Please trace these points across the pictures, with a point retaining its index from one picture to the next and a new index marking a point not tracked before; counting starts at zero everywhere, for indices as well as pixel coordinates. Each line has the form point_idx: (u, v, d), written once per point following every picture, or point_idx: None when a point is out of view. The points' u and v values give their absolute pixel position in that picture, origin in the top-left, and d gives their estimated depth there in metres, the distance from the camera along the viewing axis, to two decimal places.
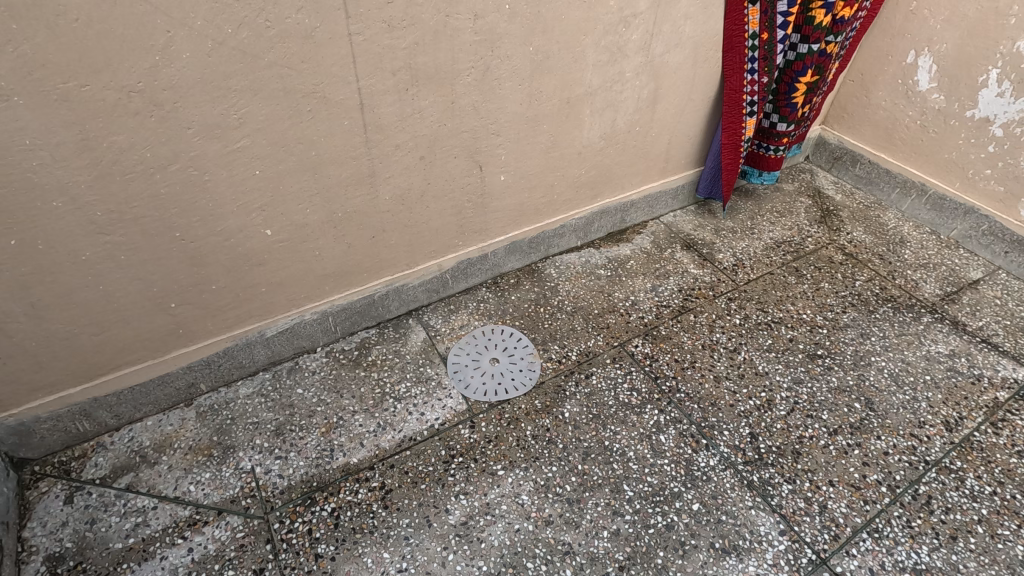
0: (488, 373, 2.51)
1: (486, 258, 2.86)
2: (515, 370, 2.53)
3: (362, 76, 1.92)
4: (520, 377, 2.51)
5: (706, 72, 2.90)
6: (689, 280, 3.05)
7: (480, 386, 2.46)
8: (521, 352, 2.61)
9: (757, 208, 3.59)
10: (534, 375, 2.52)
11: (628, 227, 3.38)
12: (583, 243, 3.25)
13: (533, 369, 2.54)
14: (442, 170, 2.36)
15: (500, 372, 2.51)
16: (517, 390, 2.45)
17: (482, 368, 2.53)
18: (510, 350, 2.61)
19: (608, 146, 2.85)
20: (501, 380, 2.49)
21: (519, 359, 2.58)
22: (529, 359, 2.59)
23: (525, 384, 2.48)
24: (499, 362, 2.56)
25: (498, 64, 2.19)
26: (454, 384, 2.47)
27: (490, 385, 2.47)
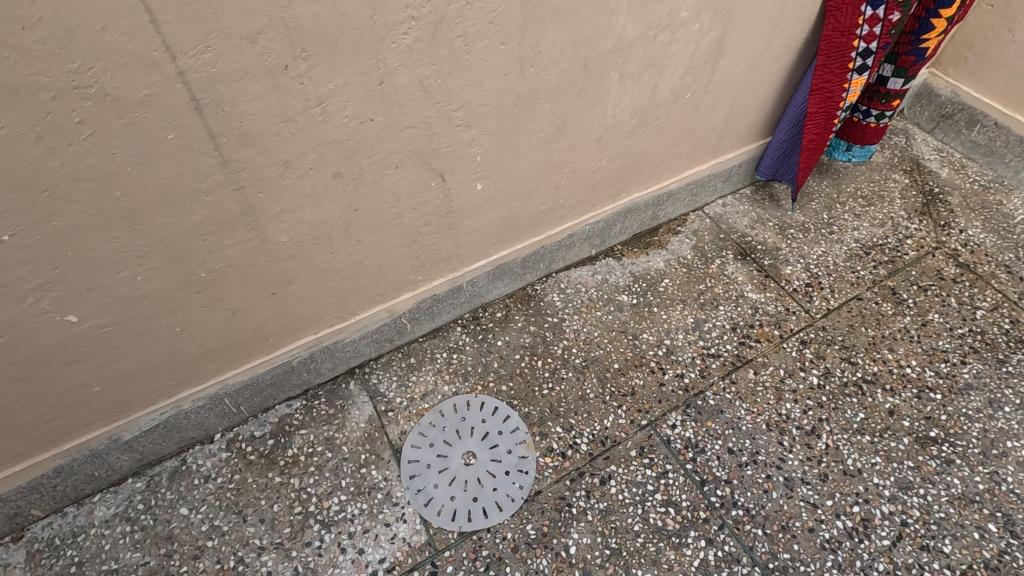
0: (460, 483, 1.74)
1: (461, 290, 2.01)
2: (500, 475, 1.76)
3: (183, 48, 0.98)
4: (506, 489, 1.74)
5: (799, 6, 1.87)
6: (746, 312, 2.20)
7: (449, 507, 1.70)
8: (508, 443, 1.82)
9: (835, 195, 2.64)
10: (527, 484, 1.75)
11: (660, 226, 2.47)
12: (599, 251, 2.36)
13: (526, 473, 1.77)
14: (377, 188, 1.45)
15: (478, 481, 1.74)
16: (502, 512, 1.69)
17: (452, 474, 1.76)
18: (493, 441, 1.83)
19: (642, 125, 1.89)
20: (479, 494, 1.72)
21: (506, 455, 1.80)
22: (520, 454, 1.81)
23: (513, 499, 1.72)
24: (477, 464, 1.78)
25: (459, 9, 1.22)
26: (409, 504, 1.70)
27: (463, 504, 1.70)
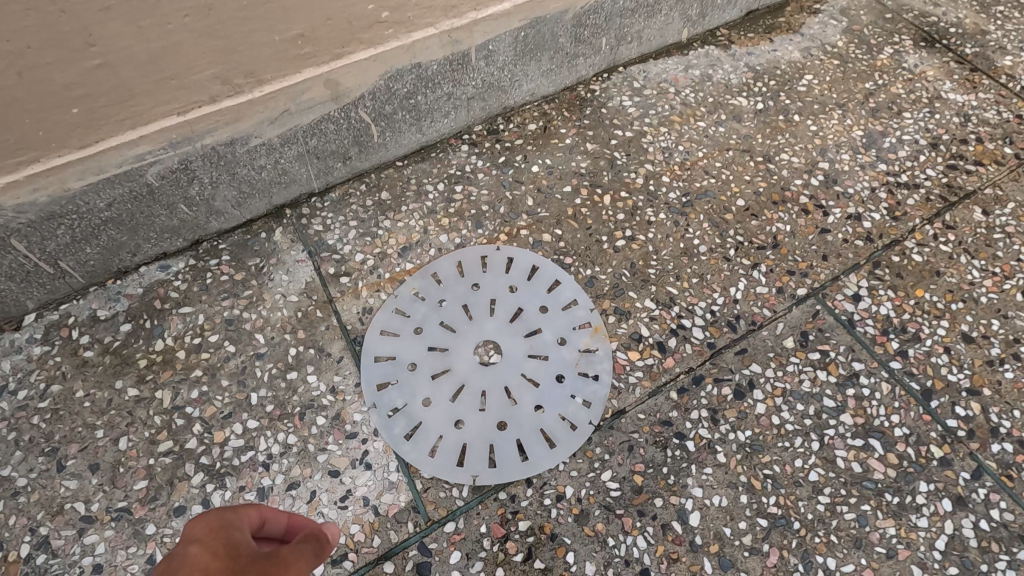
0: (473, 398, 0.93)
1: (466, 67, 1.13)
2: (548, 385, 0.94)
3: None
4: (561, 409, 0.92)
5: None
6: (951, 120, 1.30)
7: (453, 442, 0.89)
8: (561, 329, 0.99)
9: None
10: (599, 401, 0.93)
11: (787, 3, 1.53)
12: (693, 36, 1.44)
13: (596, 381, 0.95)
14: None
15: (506, 396, 0.93)
16: (555, 452, 0.89)
17: (457, 382, 0.94)
18: (532, 325, 1.00)
19: None
20: (510, 417, 0.91)
21: (557, 349, 0.97)
22: (584, 347, 0.98)
23: (574, 427, 0.91)
24: (505, 364, 0.96)
25: None
26: (377, 436, 0.90)
27: (481, 436, 0.90)
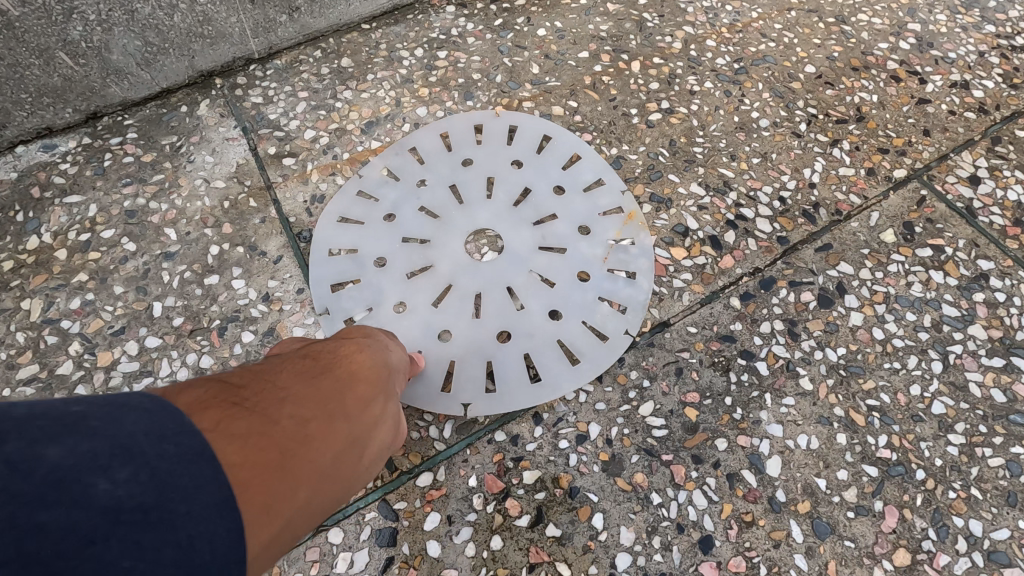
0: (463, 302, 0.68)
1: None
2: (567, 286, 0.69)
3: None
4: (586, 315, 0.67)
5: None
6: None
7: (436, 359, 0.64)
8: (582, 216, 0.74)
9: None
10: (637, 307, 0.68)
11: None
12: None
13: (632, 280, 0.70)
14: None
15: (510, 299, 0.68)
16: (578, 372, 0.64)
17: (442, 281, 0.69)
18: (544, 211, 0.74)
19: None
20: (515, 326, 0.66)
21: (578, 241, 0.72)
22: (614, 238, 0.72)
23: (603, 339, 0.66)
24: (507, 259, 0.71)
25: None
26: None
27: (475, 351, 0.65)
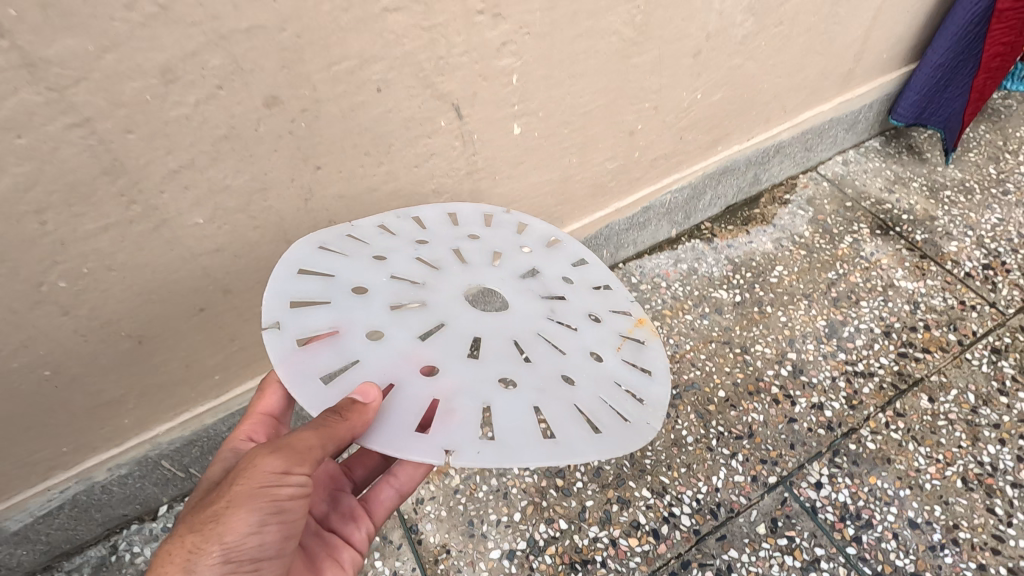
0: (456, 349, 0.79)
1: None
2: (576, 359, 0.85)
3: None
4: (595, 396, 0.81)
5: None
6: (903, 307, 1.55)
7: (416, 402, 0.72)
8: (590, 307, 0.96)
9: (998, 144, 1.95)
10: (655, 408, 0.83)
11: (761, 194, 1.83)
12: (680, 232, 1.73)
13: (649, 378, 0.88)
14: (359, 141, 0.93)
15: (510, 365, 0.80)
16: (576, 442, 0.74)
17: (434, 322, 0.82)
18: (553, 287, 0.97)
19: (752, 39, 1.29)
20: (518, 378, 0.78)
21: (590, 324, 0.92)
22: (627, 334, 0.94)
23: (626, 420, 0.79)
24: (519, 321, 0.88)
25: None
26: (283, 366, 0.71)
27: (466, 403, 0.73)
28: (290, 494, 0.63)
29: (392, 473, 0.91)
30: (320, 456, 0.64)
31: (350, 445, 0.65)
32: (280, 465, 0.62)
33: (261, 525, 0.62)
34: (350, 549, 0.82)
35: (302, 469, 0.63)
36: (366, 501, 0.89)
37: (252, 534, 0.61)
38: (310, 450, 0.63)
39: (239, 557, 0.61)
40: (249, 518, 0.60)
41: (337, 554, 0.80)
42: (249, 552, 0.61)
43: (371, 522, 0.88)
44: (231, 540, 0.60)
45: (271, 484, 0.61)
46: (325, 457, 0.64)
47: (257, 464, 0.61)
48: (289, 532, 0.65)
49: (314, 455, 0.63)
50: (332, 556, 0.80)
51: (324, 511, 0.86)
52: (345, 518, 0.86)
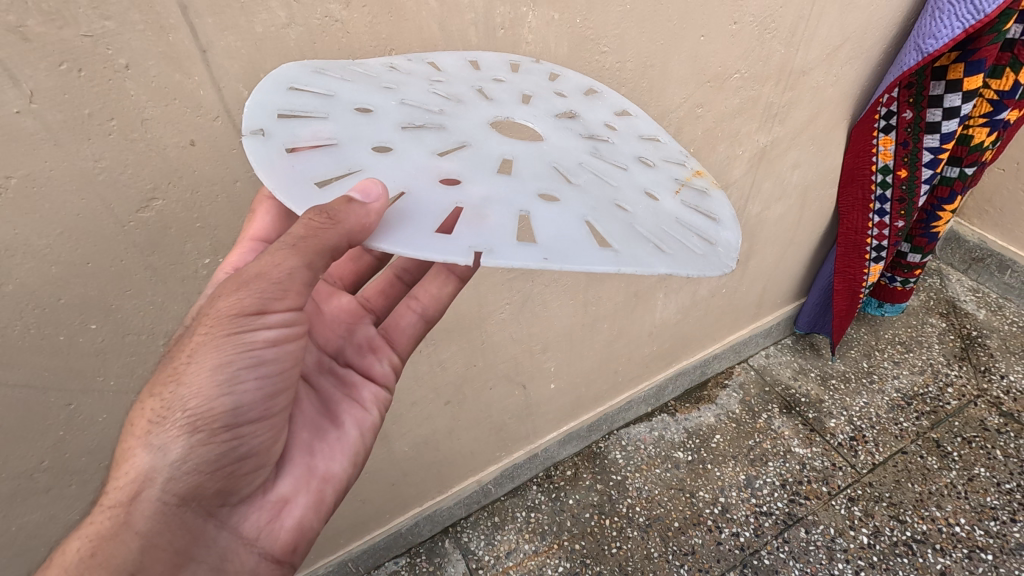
0: (487, 166, 0.78)
1: (536, 456, 2.30)
2: (625, 186, 0.81)
3: None
4: (653, 222, 0.76)
5: (814, 214, 2.23)
6: (796, 467, 2.38)
7: (438, 206, 0.69)
8: (635, 152, 0.92)
9: (874, 342, 2.86)
10: (727, 247, 0.77)
11: (709, 379, 2.77)
12: (654, 407, 2.66)
13: (715, 225, 0.82)
14: (478, 402, 1.85)
15: (545, 182, 0.77)
16: (636, 249, 0.68)
17: (456, 141, 0.81)
18: (593, 128, 0.94)
19: (686, 317, 2.24)
20: (562, 196, 0.75)
21: (640, 167, 0.89)
22: (681, 181, 0.90)
23: (691, 260, 0.70)
24: (556, 151, 0.85)
25: (541, 290, 1.63)
26: (267, 171, 0.68)
27: (498, 208, 0.71)
28: (262, 339, 0.77)
29: (415, 300, 1.18)
30: (296, 267, 0.71)
31: (333, 256, 0.70)
32: (248, 300, 0.73)
33: (229, 383, 0.77)
34: (373, 385, 1.14)
35: (277, 305, 0.74)
36: (388, 334, 1.19)
37: (225, 393, 0.78)
38: (288, 285, 0.73)
39: (213, 421, 0.77)
40: (210, 372, 0.76)
41: (357, 392, 1.11)
42: (244, 415, 0.81)
43: (392, 351, 1.19)
44: (201, 393, 0.76)
45: (248, 323, 0.74)
46: (305, 269, 0.72)
47: (221, 311, 0.74)
48: (272, 382, 0.83)
49: (291, 278, 0.73)
50: (351, 396, 1.10)
51: (343, 348, 1.14)
52: (365, 351, 1.16)
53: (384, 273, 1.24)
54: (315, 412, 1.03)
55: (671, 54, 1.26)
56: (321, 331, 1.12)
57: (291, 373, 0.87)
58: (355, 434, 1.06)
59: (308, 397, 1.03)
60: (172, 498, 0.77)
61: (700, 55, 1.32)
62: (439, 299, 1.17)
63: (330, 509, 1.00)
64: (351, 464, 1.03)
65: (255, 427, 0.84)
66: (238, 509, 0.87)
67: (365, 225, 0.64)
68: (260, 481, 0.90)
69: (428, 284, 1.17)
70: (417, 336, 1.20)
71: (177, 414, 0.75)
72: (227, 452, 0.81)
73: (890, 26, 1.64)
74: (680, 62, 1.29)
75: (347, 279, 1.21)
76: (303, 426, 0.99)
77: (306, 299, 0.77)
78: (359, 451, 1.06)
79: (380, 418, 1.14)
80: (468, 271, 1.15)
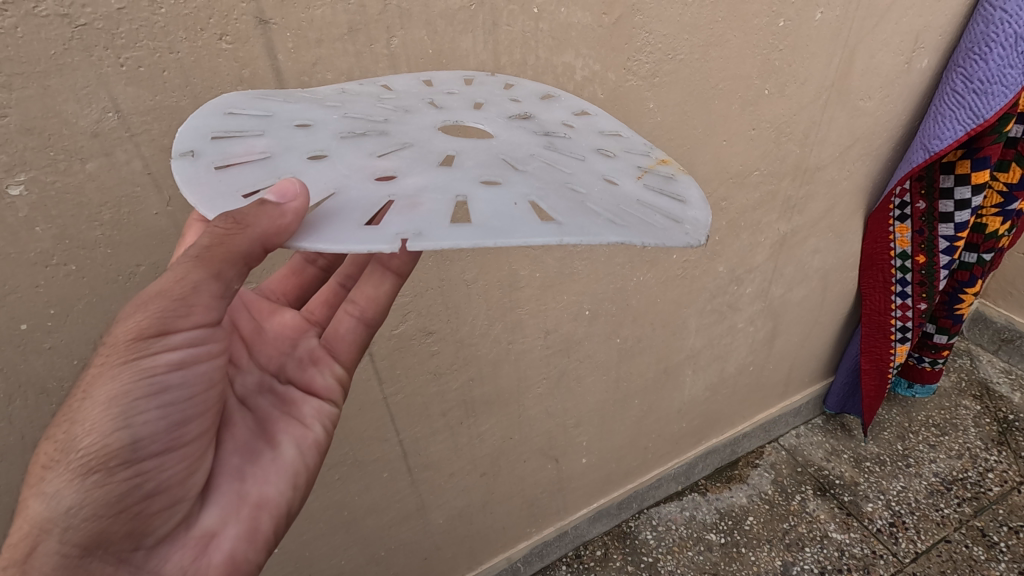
0: (427, 162, 0.71)
1: (565, 533, 2.28)
2: (580, 173, 0.72)
3: (393, 392, 1.39)
4: (611, 202, 0.66)
5: (838, 295, 2.30)
6: (835, 553, 2.30)
7: (368, 201, 0.62)
8: (595, 145, 0.83)
9: (906, 424, 2.82)
10: (695, 225, 0.66)
11: (740, 458, 2.74)
12: (685, 486, 2.61)
13: (683, 205, 0.71)
14: (510, 475, 1.89)
15: (488, 170, 0.69)
16: (585, 223, 0.59)
17: (396, 143, 0.73)
18: (549, 126, 0.86)
19: (715, 394, 2.29)
20: (503, 182, 0.66)
21: (600, 157, 0.79)
22: (647, 168, 0.79)
23: (650, 233, 0.60)
24: (504, 147, 0.77)
25: (576, 365, 1.72)
26: (192, 187, 0.62)
27: (434, 195, 0.63)
28: (165, 363, 0.72)
29: (354, 303, 1.01)
30: (202, 280, 0.67)
31: (246, 264, 0.67)
32: (146, 322, 0.68)
33: (127, 415, 0.70)
34: (316, 399, 1.00)
35: (180, 324, 0.70)
36: (331, 344, 1.04)
37: (122, 427, 0.70)
38: (194, 300, 0.69)
39: (109, 459, 0.70)
40: (104, 406, 0.69)
41: (298, 409, 0.98)
42: (145, 449, 0.73)
43: (336, 362, 1.04)
44: (96, 429, 0.68)
45: (148, 345, 0.69)
46: (213, 281, 0.68)
47: (118, 337, 0.70)
48: (179, 409, 0.76)
49: (197, 292, 0.68)
50: (290, 413, 0.97)
51: (284, 364, 1.00)
52: (307, 363, 1.02)
53: (330, 281, 1.10)
54: (248, 434, 0.92)
55: (696, 158, 1.41)
56: (260, 347, 1.00)
57: (202, 399, 0.80)
58: (294, 453, 0.93)
59: (242, 419, 0.92)
60: (74, 549, 0.68)
61: (722, 158, 1.46)
62: (377, 299, 1.00)
63: (269, 540, 0.88)
64: (292, 488, 0.91)
65: (162, 460, 0.75)
66: (157, 552, 0.77)
67: (280, 226, 0.58)
68: (179, 517, 0.80)
69: (362, 285, 1.00)
70: (362, 341, 1.05)
71: (71, 455, 0.68)
72: (130, 492, 0.72)
73: (896, 128, 1.80)
74: (704, 162, 1.44)
75: (290, 294, 1.08)
76: (233, 450, 0.88)
77: (215, 314, 0.72)
78: (301, 472, 0.94)
79: (329, 435, 1.00)
80: (404, 266, 0.95)
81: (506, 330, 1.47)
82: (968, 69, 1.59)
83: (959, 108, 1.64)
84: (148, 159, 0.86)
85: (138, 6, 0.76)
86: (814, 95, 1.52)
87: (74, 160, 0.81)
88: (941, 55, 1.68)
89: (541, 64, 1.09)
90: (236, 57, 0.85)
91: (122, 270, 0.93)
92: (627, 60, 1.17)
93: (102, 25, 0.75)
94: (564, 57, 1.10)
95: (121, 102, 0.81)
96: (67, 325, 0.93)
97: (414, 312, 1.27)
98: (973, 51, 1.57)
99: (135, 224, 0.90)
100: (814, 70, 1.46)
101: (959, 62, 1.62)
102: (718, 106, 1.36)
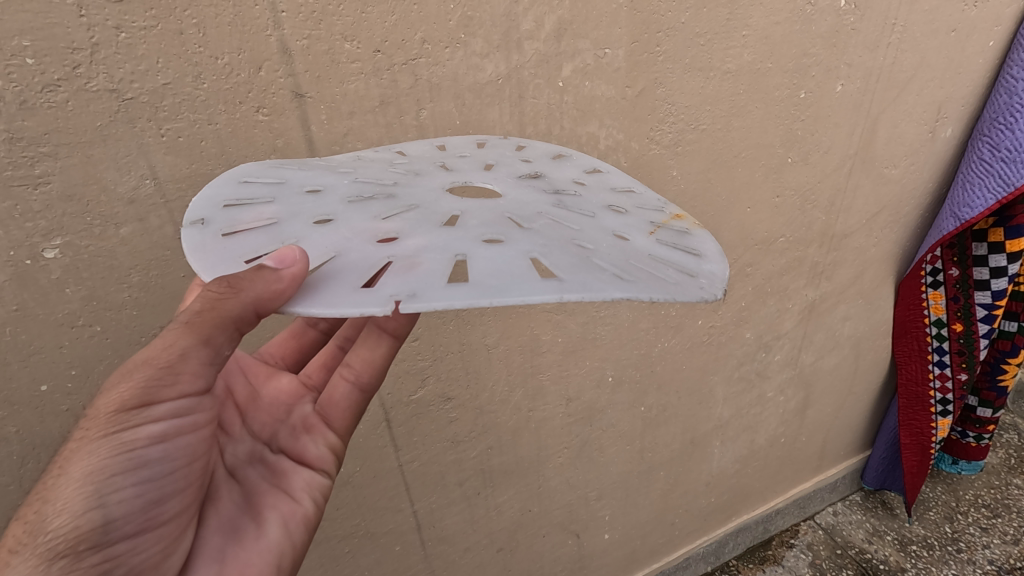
0: (431, 222, 0.70)
1: None
2: (590, 230, 0.70)
3: (409, 459, 1.35)
4: (619, 258, 0.63)
5: (871, 363, 2.22)
6: None
7: (365, 264, 0.60)
8: (605, 202, 0.81)
9: (953, 504, 2.63)
10: (710, 280, 0.62)
11: (773, 537, 2.56)
12: (715, 566, 2.43)
13: (699, 258, 0.68)
14: (529, 552, 1.79)
15: (492, 229, 0.68)
16: (589, 278, 0.56)
17: (403, 206, 0.73)
18: (559, 184, 0.85)
19: (744, 466, 2.18)
20: (506, 240, 0.65)
21: (611, 214, 0.77)
22: (660, 223, 0.77)
23: (665, 287, 0.57)
24: (512, 205, 0.76)
25: (598, 434, 1.65)
26: (197, 254, 0.61)
27: (433, 256, 0.61)
28: (146, 436, 0.70)
29: (348, 367, 1.00)
30: (190, 347, 0.67)
31: (236, 328, 0.66)
32: (129, 392, 0.67)
33: (102, 492, 0.67)
34: (307, 470, 0.96)
35: (165, 394, 0.69)
36: (324, 410, 1.01)
37: (97, 505, 0.67)
38: (181, 367, 0.68)
39: (79, 542, 0.65)
40: (78, 483, 0.65)
41: (287, 481, 0.94)
42: (119, 530, 0.69)
43: (329, 430, 1.00)
44: (67, 509, 0.64)
45: (131, 417, 0.68)
46: (201, 347, 0.68)
47: (99, 410, 0.68)
48: (157, 486, 0.73)
49: (184, 360, 0.68)
50: (278, 486, 0.93)
51: (276, 432, 0.98)
52: (299, 432, 0.99)
53: (328, 343, 1.10)
54: (234, 510, 0.87)
55: (720, 224, 1.40)
56: (253, 414, 0.98)
57: (179, 473, 0.76)
58: (280, 532, 0.89)
59: (228, 493, 0.88)
60: None
61: (747, 225, 1.45)
62: (372, 363, 0.98)
63: None
64: (275, 569, 0.86)
65: (136, 541, 0.71)
66: None
67: (274, 291, 0.57)
68: None
69: (357, 348, 0.98)
70: (356, 408, 1.01)
71: (39, 538, 0.63)
72: None
73: (923, 196, 1.78)
74: (729, 229, 1.43)
75: (288, 358, 1.08)
76: (215, 528, 0.84)
77: (201, 382, 0.71)
78: (287, 553, 0.88)
79: (318, 509, 0.96)
80: (400, 328, 0.94)
81: (527, 397, 1.43)
82: (994, 138, 1.58)
83: (987, 176, 1.62)
84: (180, 224, 0.88)
85: (182, 82, 0.80)
86: (839, 162, 1.52)
87: (109, 225, 0.83)
88: (966, 125, 1.68)
89: (565, 134, 1.11)
90: (271, 128, 0.88)
91: (145, 333, 0.93)
92: (651, 130, 1.18)
93: (147, 99, 0.79)
94: (588, 128, 1.12)
95: (159, 170, 0.83)
96: (87, 387, 0.93)
97: (433, 377, 1.24)
98: (998, 120, 1.57)
99: (163, 287, 0.91)
100: (837, 139, 1.47)
101: (984, 131, 1.61)
102: (741, 174, 1.36)
